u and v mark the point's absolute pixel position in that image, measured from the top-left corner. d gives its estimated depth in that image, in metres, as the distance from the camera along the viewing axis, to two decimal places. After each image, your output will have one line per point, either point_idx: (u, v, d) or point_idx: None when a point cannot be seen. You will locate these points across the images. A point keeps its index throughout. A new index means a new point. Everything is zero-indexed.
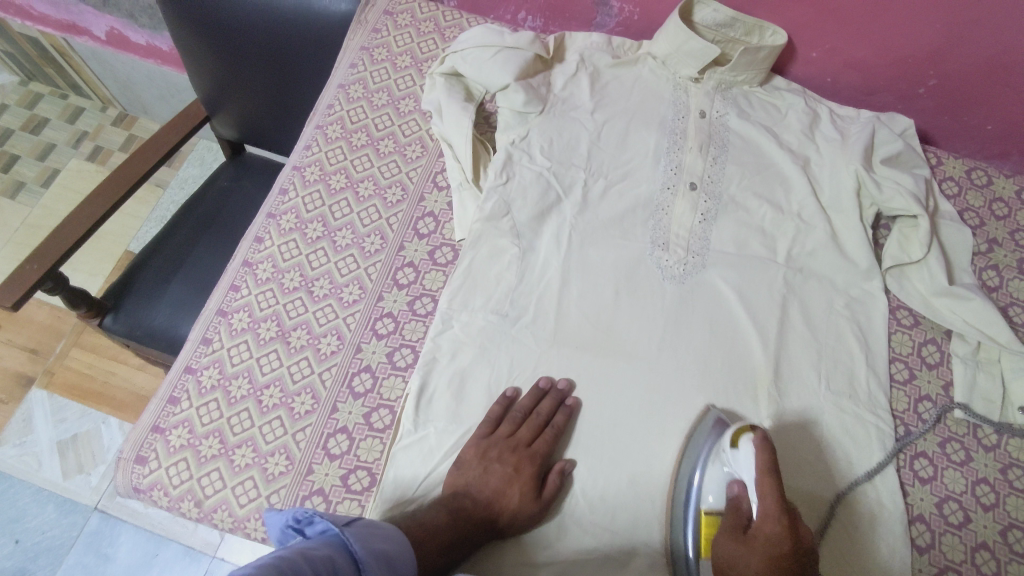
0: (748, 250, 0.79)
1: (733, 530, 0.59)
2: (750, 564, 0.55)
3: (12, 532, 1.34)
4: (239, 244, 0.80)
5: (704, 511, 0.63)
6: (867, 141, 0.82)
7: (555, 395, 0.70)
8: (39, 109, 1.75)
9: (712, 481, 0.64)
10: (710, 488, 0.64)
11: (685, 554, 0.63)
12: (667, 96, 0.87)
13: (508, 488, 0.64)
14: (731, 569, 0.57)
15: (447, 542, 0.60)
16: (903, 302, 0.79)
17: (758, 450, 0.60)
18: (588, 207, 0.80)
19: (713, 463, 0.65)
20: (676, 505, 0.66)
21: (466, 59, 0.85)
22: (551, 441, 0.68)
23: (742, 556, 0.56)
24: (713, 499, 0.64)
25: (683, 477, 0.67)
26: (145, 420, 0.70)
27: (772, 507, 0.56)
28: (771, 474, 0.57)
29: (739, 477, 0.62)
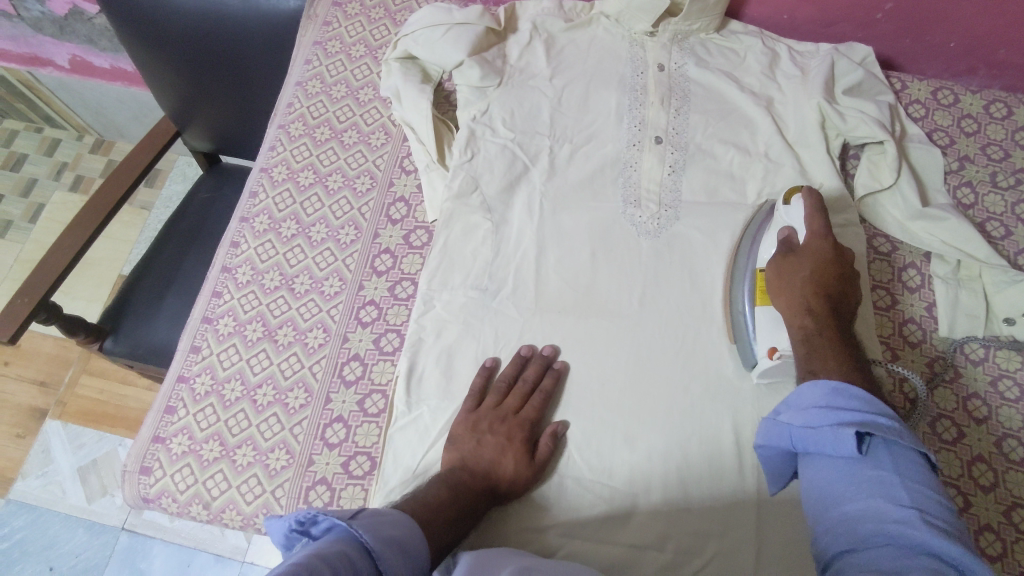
0: (719, 196, 0.79)
1: (782, 249, 0.68)
2: (801, 274, 0.65)
3: (46, 559, 1.37)
4: (217, 251, 0.81)
5: (759, 270, 0.71)
6: (827, 74, 0.81)
7: (539, 361, 0.71)
8: (16, 146, 1.77)
9: (771, 243, 0.72)
10: (768, 249, 0.71)
11: (745, 311, 0.71)
12: (625, 53, 0.86)
13: (502, 457, 0.64)
14: (784, 285, 0.66)
15: (454, 516, 0.58)
16: (879, 230, 0.78)
17: (806, 199, 0.70)
18: (556, 172, 0.81)
19: (772, 228, 0.73)
20: (740, 259, 0.74)
21: (417, 41, 0.84)
22: (539, 405, 0.68)
23: (793, 268, 0.66)
24: (769, 256, 0.71)
25: (742, 252, 0.74)
26: (146, 432, 0.71)
27: (815, 228, 0.67)
28: (819, 217, 0.68)
29: (788, 225, 0.71)
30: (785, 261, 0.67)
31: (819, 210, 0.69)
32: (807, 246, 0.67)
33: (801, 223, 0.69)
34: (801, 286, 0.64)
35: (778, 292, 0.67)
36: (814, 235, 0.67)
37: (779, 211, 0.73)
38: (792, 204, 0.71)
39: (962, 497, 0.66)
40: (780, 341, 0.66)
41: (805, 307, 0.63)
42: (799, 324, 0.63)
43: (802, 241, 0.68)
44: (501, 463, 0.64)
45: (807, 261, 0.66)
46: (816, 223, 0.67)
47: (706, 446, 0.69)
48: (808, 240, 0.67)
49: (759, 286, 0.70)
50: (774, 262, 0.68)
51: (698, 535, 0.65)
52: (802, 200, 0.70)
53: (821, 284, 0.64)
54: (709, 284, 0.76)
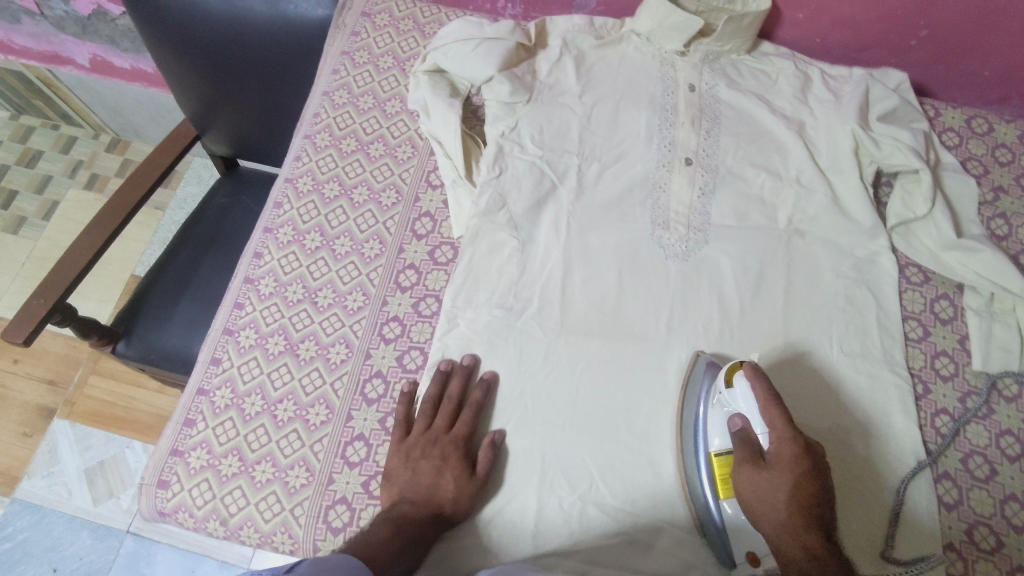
0: (749, 221, 0.78)
1: (750, 460, 0.60)
2: (777, 493, 0.58)
3: (50, 561, 1.37)
4: (239, 261, 0.80)
5: (715, 456, 0.64)
6: (862, 99, 0.80)
7: (460, 374, 0.70)
8: (32, 142, 1.78)
9: (718, 428, 0.65)
10: (717, 433, 0.65)
11: (704, 493, 0.65)
12: (656, 73, 0.85)
13: (440, 479, 0.64)
14: (760, 509, 0.59)
15: (397, 549, 0.58)
16: (911, 259, 0.77)
17: (752, 381, 0.62)
18: (584, 192, 0.79)
19: (713, 407, 0.66)
20: (688, 413, 0.68)
21: (447, 54, 0.83)
22: (472, 419, 0.68)
23: (767, 488, 0.58)
24: (719, 441, 0.64)
25: (690, 399, 0.69)
26: (164, 445, 0.70)
27: (772, 418, 0.60)
28: (767, 392, 0.61)
29: (738, 411, 0.63)
30: (759, 473, 0.59)
31: (774, 399, 0.60)
32: (778, 459, 0.59)
33: (755, 413, 0.62)
34: (784, 510, 0.57)
35: (749, 508, 0.60)
36: (782, 440, 0.59)
37: (721, 392, 0.65)
38: (736, 386, 0.64)
39: (995, 537, 0.65)
40: (756, 543, 0.62)
41: (787, 529, 0.57)
42: (800, 543, 0.57)
43: (764, 442, 0.61)
44: (441, 486, 0.64)
45: (778, 484, 0.58)
46: (775, 423, 0.60)
47: None
48: (770, 442, 0.60)
49: (721, 478, 0.63)
50: (740, 467, 0.60)
51: (723, 565, 0.64)
52: (746, 384, 0.63)
53: (806, 500, 0.58)
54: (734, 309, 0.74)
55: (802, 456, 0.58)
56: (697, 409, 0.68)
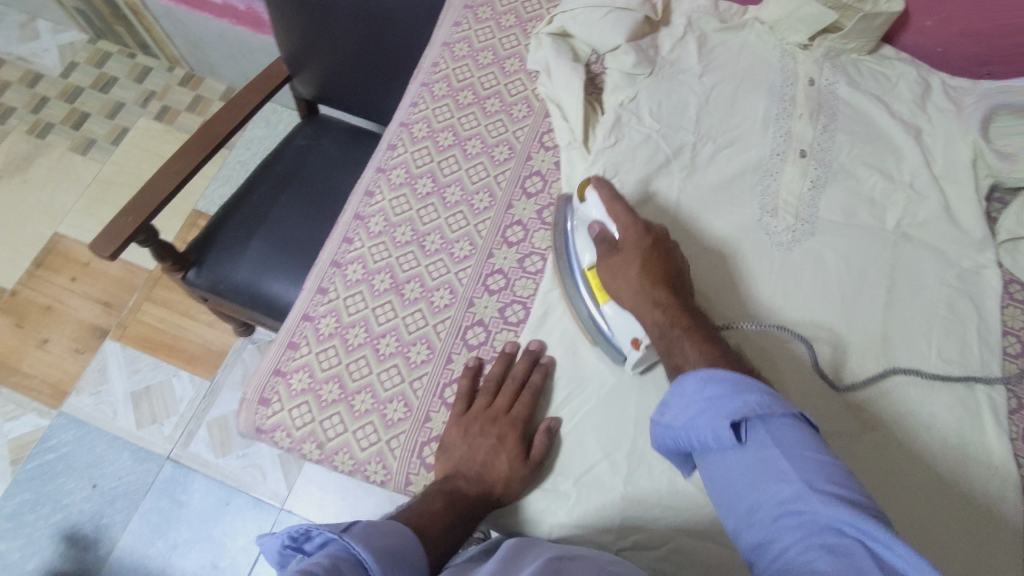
0: (857, 218, 0.78)
1: (607, 250, 0.66)
2: (630, 275, 0.63)
3: (90, 477, 1.39)
4: (350, 197, 0.81)
5: (589, 269, 0.69)
6: (985, 112, 0.80)
7: (526, 357, 0.69)
8: (108, 68, 1.80)
9: (585, 241, 0.69)
10: (586, 249, 0.69)
11: (591, 313, 0.68)
12: (776, 63, 0.86)
13: (495, 458, 0.63)
14: (619, 286, 0.64)
15: (453, 522, 0.59)
16: (1017, 276, 0.77)
17: (601, 188, 0.68)
18: (696, 171, 0.80)
19: (579, 229, 0.71)
20: (567, 275, 0.71)
21: (576, 19, 0.84)
22: (529, 403, 0.66)
23: (620, 265, 0.64)
24: (588, 256, 0.69)
25: (561, 231, 0.73)
26: (267, 364, 0.72)
27: (626, 219, 0.66)
28: (613, 200, 0.67)
29: (596, 219, 0.69)
30: (612, 257, 0.65)
31: (617, 198, 0.67)
32: (626, 244, 0.65)
33: (607, 217, 0.67)
34: (637, 274, 0.62)
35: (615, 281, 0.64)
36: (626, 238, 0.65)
37: (580, 208, 0.71)
38: (588, 199, 0.70)
39: None
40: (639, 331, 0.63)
41: (652, 299, 0.61)
42: (653, 318, 0.60)
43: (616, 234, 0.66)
44: (496, 464, 0.63)
45: (632, 262, 0.63)
46: (620, 214, 0.66)
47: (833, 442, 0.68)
48: (620, 229, 0.66)
49: (596, 286, 0.68)
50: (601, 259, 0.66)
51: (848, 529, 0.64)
52: (597, 191, 0.68)
53: (659, 275, 0.62)
54: (837, 305, 0.74)
55: (648, 244, 0.64)
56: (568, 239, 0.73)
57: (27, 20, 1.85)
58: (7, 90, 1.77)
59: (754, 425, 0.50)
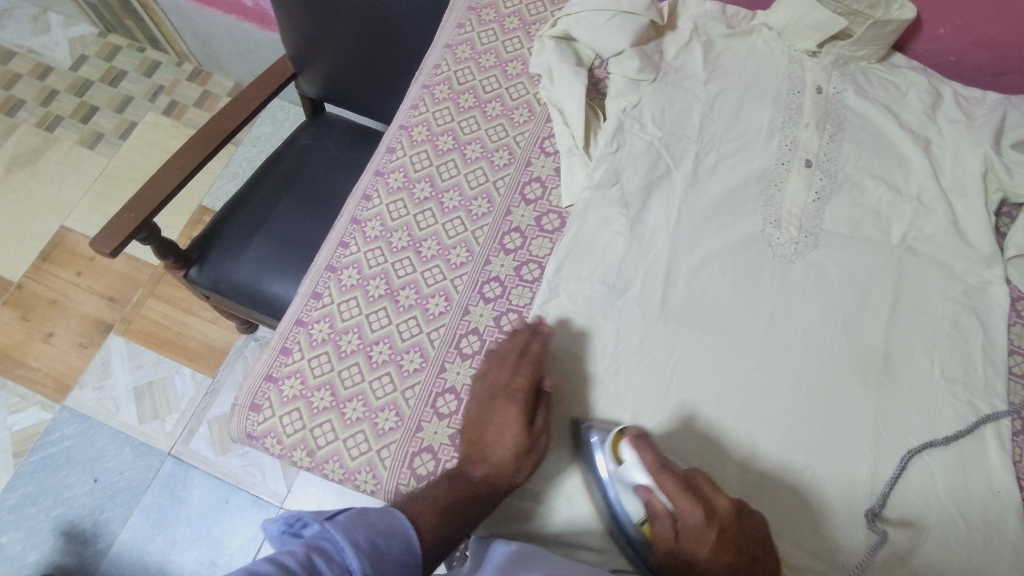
0: (862, 231, 0.77)
1: (662, 538, 0.55)
2: (698, 566, 0.53)
3: (92, 471, 1.40)
4: (347, 201, 0.81)
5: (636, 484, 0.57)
6: (996, 124, 0.78)
7: (529, 334, 0.68)
8: (117, 62, 1.81)
9: (628, 499, 0.58)
10: (630, 474, 0.58)
11: (626, 534, 0.59)
12: (783, 70, 0.84)
13: (501, 438, 0.61)
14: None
15: (457, 510, 0.58)
16: None
17: (645, 456, 0.57)
18: (699, 180, 0.78)
19: (618, 468, 0.59)
20: (600, 501, 0.61)
21: (580, 22, 0.83)
22: (532, 378, 0.64)
23: (685, 561, 0.54)
24: (632, 509, 0.58)
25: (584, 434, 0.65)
26: (259, 369, 0.71)
27: (677, 488, 0.55)
28: (670, 476, 0.55)
29: (642, 484, 0.57)
30: (661, 530, 0.55)
31: (671, 471, 0.56)
32: (685, 536, 0.54)
33: (658, 489, 0.56)
34: (704, 575, 0.52)
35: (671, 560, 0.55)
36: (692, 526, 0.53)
37: (613, 469, 0.60)
38: (625, 461, 0.59)
39: None
40: None
41: None
42: (712, 570, 0.52)
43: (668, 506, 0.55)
44: (501, 444, 0.61)
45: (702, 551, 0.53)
46: (683, 500, 0.54)
47: (830, 456, 0.67)
48: (674, 508, 0.55)
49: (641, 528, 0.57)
50: (660, 540, 0.55)
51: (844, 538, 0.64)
52: (640, 456, 0.58)
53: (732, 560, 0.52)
54: (839, 320, 0.73)
55: (713, 534, 0.53)
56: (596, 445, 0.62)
57: (39, 13, 1.86)
58: (18, 83, 1.77)
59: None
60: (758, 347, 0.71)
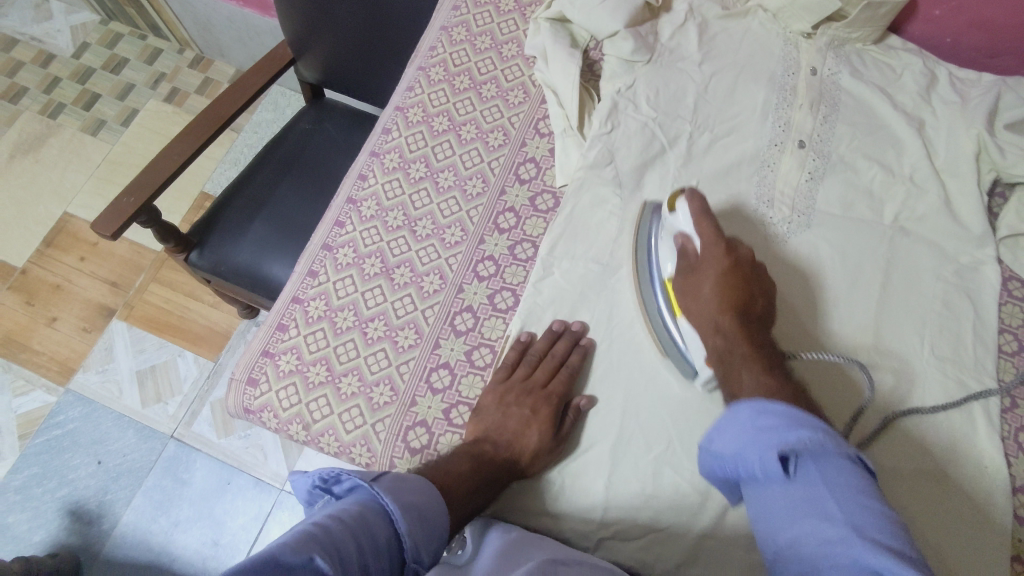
0: (854, 211, 0.77)
1: (684, 271, 0.66)
2: (704, 291, 0.64)
3: (96, 453, 1.42)
4: (343, 181, 0.82)
5: (669, 280, 0.68)
6: (990, 105, 0.78)
7: (569, 338, 0.69)
8: (119, 49, 1.82)
9: (669, 257, 0.69)
10: (668, 263, 0.69)
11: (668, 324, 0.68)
12: (778, 51, 0.84)
13: (526, 430, 0.63)
14: (690, 301, 0.65)
15: (470, 488, 0.59)
16: (1016, 273, 0.75)
17: (691, 204, 0.66)
18: (692, 159, 0.79)
19: (665, 235, 0.70)
20: (644, 275, 0.71)
21: (574, 3, 0.83)
22: (567, 381, 0.66)
23: (698, 282, 0.65)
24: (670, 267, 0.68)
25: (642, 238, 0.73)
26: (256, 345, 0.73)
27: (707, 232, 0.65)
28: (705, 218, 0.65)
29: (681, 231, 0.68)
30: (688, 278, 0.65)
31: (707, 214, 0.65)
32: (702, 269, 0.65)
33: (693, 228, 0.66)
34: (714, 302, 0.62)
35: (688, 296, 0.65)
36: (709, 258, 0.64)
37: (669, 219, 0.70)
38: (677, 211, 0.68)
39: None
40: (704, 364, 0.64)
41: (714, 326, 0.62)
42: (714, 342, 0.62)
43: (697, 248, 0.66)
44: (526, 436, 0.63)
45: (714, 287, 0.63)
46: (705, 228, 0.65)
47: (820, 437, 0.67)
48: (703, 248, 0.65)
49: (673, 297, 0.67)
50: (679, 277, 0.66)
51: None
52: (687, 205, 0.67)
53: (735, 303, 0.62)
54: (829, 300, 0.73)
55: (724, 255, 0.64)
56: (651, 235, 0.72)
57: (42, 0, 1.86)
58: (21, 70, 1.79)
59: (805, 461, 0.48)
60: None
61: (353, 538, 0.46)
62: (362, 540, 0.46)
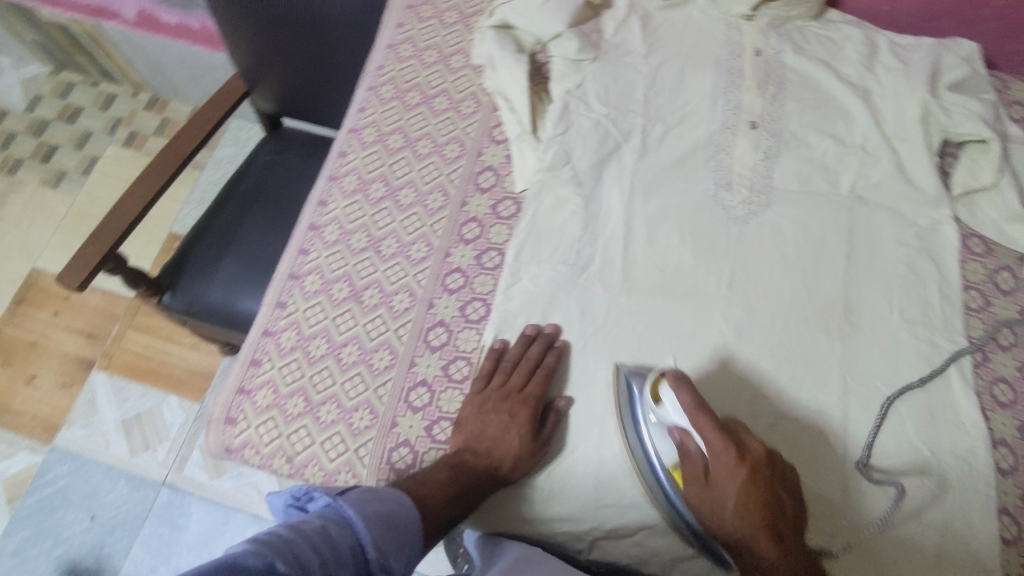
0: (811, 185, 0.78)
1: (693, 478, 0.57)
2: (727, 499, 0.55)
3: (88, 508, 1.40)
4: (304, 209, 0.82)
5: (674, 466, 0.61)
6: (931, 69, 0.79)
7: (543, 341, 0.69)
8: (73, 99, 1.80)
9: (662, 435, 0.61)
10: (663, 436, 0.61)
11: (666, 488, 0.62)
12: (721, 36, 0.85)
13: (506, 435, 0.63)
14: (711, 519, 0.57)
15: (451, 497, 0.60)
16: (974, 229, 0.77)
17: (677, 395, 0.58)
18: (648, 151, 0.79)
19: (653, 421, 0.62)
20: (633, 440, 0.64)
21: (516, 10, 0.84)
22: (543, 383, 0.66)
23: (717, 497, 0.56)
24: (665, 449, 0.61)
25: (625, 408, 0.65)
26: (232, 384, 0.73)
27: (706, 434, 0.57)
28: (700, 407, 0.57)
29: (674, 424, 0.59)
30: (697, 492, 0.57)
31: (704, 407, 0.57)
32: (718, 474, 0.56)
33: (692, 431, 0.58)
34: (734, 510, 0.55)
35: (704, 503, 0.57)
36: (721, 471, 0.56)
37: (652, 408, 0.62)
38: (663, 402, 0.60)
39: None
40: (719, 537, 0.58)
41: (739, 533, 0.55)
42: (741, 543, 0.55)
43: (699, 448, 0.58)
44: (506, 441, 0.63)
45: (729, 504, 0.55)
46: (713, 440, 0.56)
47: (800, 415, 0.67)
48: (708, 453, 0.57)
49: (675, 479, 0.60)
50: (690, 482, 0.58)
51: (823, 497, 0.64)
52: (671, 399, 0.59)
53: (761, 508, 0.54)
54: (797, 276, 0.73)
55: (740, 471, 0.55)
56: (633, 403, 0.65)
57: None
58: None
59: None
60: (726, 313, 0.72)
61: (315, 544, 0.46)
62: (324, 546, 0.47)
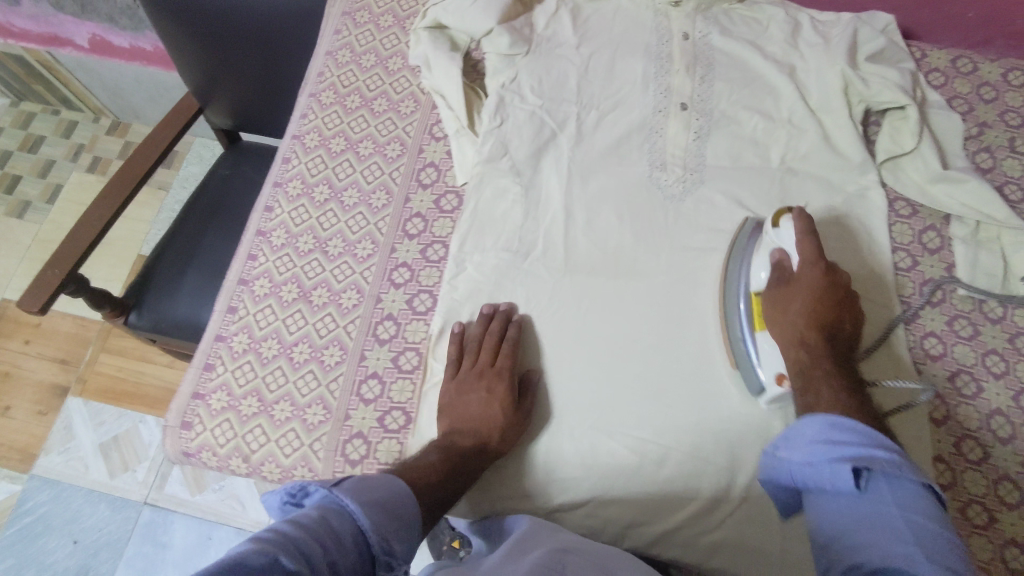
0: (742, 160, 0.80)
1: (777, 284, 0.65)
2: (795, 308, 0.62)
3: (70, 533, 1.40)
4: (251, 216, 0.83)
5: (754, 295, 0.67)
6: (849, 41, 0.82)
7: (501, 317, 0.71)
8: (33, 128, 1.80)
9: (762, 262, 0.68)
10: (760, 270, 0.68)
11: (744, 338, 0.67)
12: (649, 23, 0.88)
13: (489, 410, 0.64)
14: (779, 320, 0.63)
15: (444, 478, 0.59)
16: (900, 194, 0.80)
17: (797, 224, 0.65)
18: (583, 138, 0.82)
19: (761, 250, 0.69)
20: (732, 289, 0.70)
21: (447, 9, 0.86)
22: (512, 355, 0.68)
23: (789, 299, 0.63)
24: (761, 276, 0.67)
25: (738, 254, 0.72)
26: (186, 389, 0.73)
27: (808, 253, 0.64)
28: (810, 239, 0.64)
29: (780, 246, 0.67)
30: (779, 291, 0.64)
31: (812, 231, 0.65)
32: (797, 285, 0.63)
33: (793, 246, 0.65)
34: (802, 322, 0.62)
35: (775, 321, 0.64)
36: (805, 264, 0.64)
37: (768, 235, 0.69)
38: (782, 227, 0.67)
39: (982, 449, 0.67)
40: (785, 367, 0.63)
41: (801, 340, 0.61)
42: (799, 355, 0.61)
43: (795, 266, 0.65)
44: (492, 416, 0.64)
45: (804, 311, 0.62)
46: (807, 248, 0.64)
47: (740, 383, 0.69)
48: (800, 263, 0.64)
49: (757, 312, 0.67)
50: (769, 291, 0.65)
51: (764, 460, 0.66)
52: (791, 224, 0.66)
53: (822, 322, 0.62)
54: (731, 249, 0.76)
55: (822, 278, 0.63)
56: (740, 263, 0.71)
57: None
58: None
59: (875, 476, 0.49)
60: (666, 287, 0.74)
61: (319, 540, 0.43)
62: (326, 538, 0.44)
